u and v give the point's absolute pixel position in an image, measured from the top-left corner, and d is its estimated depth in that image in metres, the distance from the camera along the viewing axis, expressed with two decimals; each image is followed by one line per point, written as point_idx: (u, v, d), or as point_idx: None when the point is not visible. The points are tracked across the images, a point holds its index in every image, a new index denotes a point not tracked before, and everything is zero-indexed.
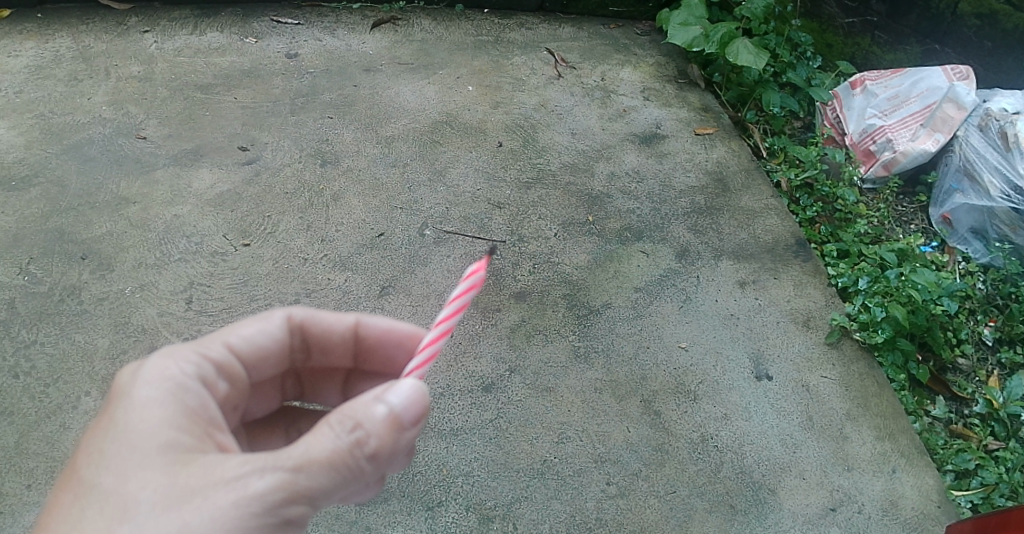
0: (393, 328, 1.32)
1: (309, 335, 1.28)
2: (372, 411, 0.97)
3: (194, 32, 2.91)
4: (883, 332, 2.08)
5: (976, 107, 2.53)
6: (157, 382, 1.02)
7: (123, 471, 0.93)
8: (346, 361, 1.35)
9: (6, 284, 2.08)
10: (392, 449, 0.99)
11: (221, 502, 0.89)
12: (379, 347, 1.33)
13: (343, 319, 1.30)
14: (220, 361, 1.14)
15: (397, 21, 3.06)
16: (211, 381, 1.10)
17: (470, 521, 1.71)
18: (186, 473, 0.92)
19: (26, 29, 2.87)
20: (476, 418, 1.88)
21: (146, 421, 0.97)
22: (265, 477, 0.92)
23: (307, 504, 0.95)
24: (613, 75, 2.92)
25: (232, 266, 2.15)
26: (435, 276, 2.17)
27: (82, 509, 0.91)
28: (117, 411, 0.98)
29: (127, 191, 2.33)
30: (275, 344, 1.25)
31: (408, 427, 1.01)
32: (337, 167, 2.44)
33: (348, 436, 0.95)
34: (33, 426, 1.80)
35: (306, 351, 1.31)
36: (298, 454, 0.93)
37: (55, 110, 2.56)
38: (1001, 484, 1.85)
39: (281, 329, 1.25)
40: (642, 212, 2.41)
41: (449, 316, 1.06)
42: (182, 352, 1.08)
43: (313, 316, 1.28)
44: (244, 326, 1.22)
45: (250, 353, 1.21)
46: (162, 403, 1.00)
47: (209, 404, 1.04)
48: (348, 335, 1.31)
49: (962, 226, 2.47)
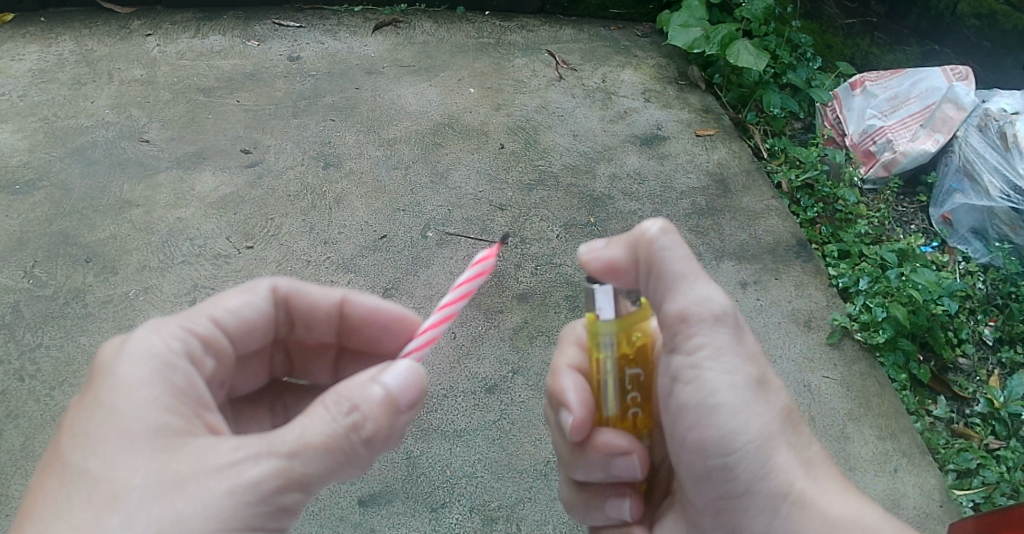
0: (381, 308, 1.33)
1: (294, 309, 1.31)
2: (367, 393, 0.98)
3: (197, 36, 2.92)
4: (884, 332, 2.09)
5: (976, 107, 2.55)
6: (143, 360, 1.02)
7: (110, 456, 0.92)
8: (332, 337, 1.37)
9: (11, 287, 2.09)
10: (387, 433, 1.01)
11: (216, 489, 0.89)
12: (367, 326, 1.34)
13: (329, 295, 1.32)
14: (206, 337, 1.15)
15: (399, 24, 3.07)
16: (198, 359, 1.10)
17: (474, 522, 1.72)
18: (177, 459, 0.92)
19: (29, 33, 2.88)
20: (480, 420, 1.89)
21: (133, 403, 0.97)
22: (259, 465, 0.92)
23: (302, 491, 0.95)
24: (614, 76, 2.93)
25: (236, 269, 2.16)
26: (438, 277, 2.18)
27: (69, 496, 0.90)
28: (103, 391, 0.98)
29: (130, 195, 2.34)
30: (261, 317, 1.26)
31: (403, 411, 1.02)
32: (340, 170, 2.45)
33: (343, 420, 0.96)
34: (39, 429, 1.81)
35: (291, 324, 1.33)
36: (292, 438, 0.94)
37: (59, 113, 2.57)
38: (1002, 483, 1.87)
39: (266, 301, 1.27)
40: (644, 214, 2.42)
41: (454, 301, 1.07)
42: (168, 328, 1.09)
43: (299, 289, 1.30)
44: (230, 299, 1.23)
45: (236, 327, 1.23)
46: (149, 383, 1.00)
47: (197, 383, 1.05)
48: (334, 311, 1.33)
49: (963, 226, 2.47)
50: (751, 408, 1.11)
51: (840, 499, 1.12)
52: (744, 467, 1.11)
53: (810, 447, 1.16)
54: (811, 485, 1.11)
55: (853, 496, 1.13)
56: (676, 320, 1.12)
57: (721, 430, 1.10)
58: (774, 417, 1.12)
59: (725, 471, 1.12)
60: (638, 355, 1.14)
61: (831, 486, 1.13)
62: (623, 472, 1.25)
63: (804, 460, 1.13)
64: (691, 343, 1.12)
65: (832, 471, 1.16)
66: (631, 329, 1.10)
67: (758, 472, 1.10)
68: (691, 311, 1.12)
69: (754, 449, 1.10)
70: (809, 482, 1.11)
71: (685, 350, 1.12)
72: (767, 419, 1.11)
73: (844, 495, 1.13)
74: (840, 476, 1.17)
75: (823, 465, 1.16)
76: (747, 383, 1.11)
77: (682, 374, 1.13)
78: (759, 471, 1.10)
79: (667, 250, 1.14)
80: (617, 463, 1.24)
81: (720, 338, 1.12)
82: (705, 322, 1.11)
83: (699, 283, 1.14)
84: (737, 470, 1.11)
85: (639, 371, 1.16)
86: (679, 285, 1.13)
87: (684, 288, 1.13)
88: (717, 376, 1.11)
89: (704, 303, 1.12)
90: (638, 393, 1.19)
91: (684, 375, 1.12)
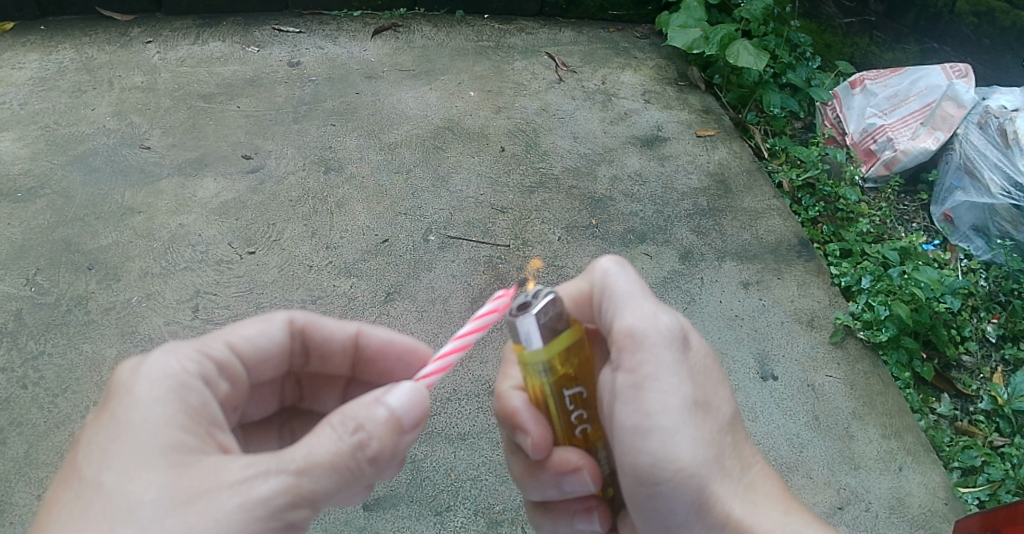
0: (394, 340, 1.33)
1: (310, 341, 1.30)
2: (374, 413, 0.98)
3: (197, 42, 2.92)
4: (887, 330, 2.09)
5: (976, 104, 2.54)
6: (158, 380, 1.02)
7: (125, 471, 0.92)
8: (344, 369, 1.36)
9: (13, 295, 2.09)
10: (392, 451, 1.00)
11: (226, 505, 0.90)
12: (382, 357, 1.34)
13: (345, 328, 1.31)
14: (221, 361, 1.15)
15: (398, 28, 3.07)
16: (213, 381, 1.10)
17: (479, 525, 1.72)
18: (190, 476, 0.92)
19: (29, 42, 2.88)
20: (484, 423, 1.89)
21: (148, 421, 0.97)
22: (269, 481, 0.92)
23: (310, 508, 0.95)
24: (614, 78, 2.93)
25: (238, 274, 2.16)
26: (440, 281, 2.18)
27: (83, 510, 0.90)
28: (118, 408, 0.98)
29: (132, 202, 2.34)
30: (276, 347, 1.26)
31: (407, 431, 1.02)
32: (341, 175, 2.45)
33: (349, 439, 0.96)
34: (44, 436, 1.81)
35: (306, 356, 1.32)
36: (299, 456, 0.94)
37: (60, 121, 2.57)
38: (1008, 480, 1.87)
39: (282, 332, 1.26)
40: (645, 215, 2.42)
41: (471, 331, 1.08)
42: (185, 350, 1.09)
43: (315, 322, 1.28)
44: (246, 326, 1.23)
45: (250, 355, 1.22)
46: (165, 403, 1.00)
47: (210, 404, 1.05)
48: (348, 344, 1.32)
49: (964, 223, 2.47)
50: (688, 431, 1.10)
51: (776, 522, 1.13)
52: (680, 494, 1.11)
53: (750, 466, 1.16)
54: (747, 509, 1.12)
55: (792, 517, 1.14)
56: (623, 338, 1.12)
57: (655, 456, 1.09)
58: (712, 444, 1.11)
59: (663, 497, 1.13)
60: (579, 374, 1.12)
61: (771, 507, 1.14)
62: (577, 486, 1.25)
63: (742, 484, 1.13)
64: (634, 363, 1.11)
65: (773, 488, 1.17)
66: (565, 351, 1.07)
67: (695, 498, 1.11)
68: (637, 328, 1.12)
69: (690, 476, 1.10)
70: (745, 507, 1.12)
71: (628, 370, 1.11)
72: (705, 443, 1.11)
73: (787, 519, 1.13)
74: (782, 491, 1.18)
75: (764, 486, 1.16)
76: (683, 406, 1.10)
77: (623, 393, 1.11)
78: (696, 498, 1.11)
79: (610, 279, 1.19)
80: (570, 479, 1.24)
81: (661, 358, 1.11)
82: (650, 342, 1.12)
83: (642, 303, 1.15)
84: (675, 496, 1.12)
85: (579, 390, 1.14)
86: (624, 307, 1.15)
87: (630, 308, 1.15)
88: (652, 399, 1.09)
89: (648, 320, 1.13)
90: (584, 410, 1.18)
91: (625, 394, 1.11)
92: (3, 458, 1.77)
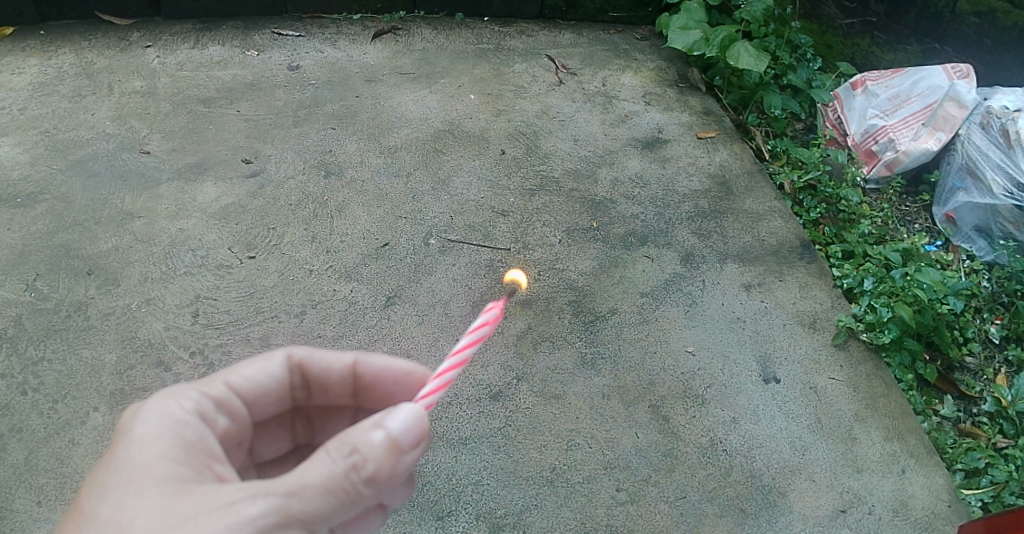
0: (391, 366, 1.31)
1: (310, 375, 1.29)
2: (369, 437, 0.98)
3: (196, 46, 2.92)
4: (890, 332, 2.08)
5: (977, 105, 2.52)
6: (156, 419, 1.03)
7: (121, 501, 0.93)
8: (348, 399, 1.35)
9: (13, 301, 2.09)
10: (392, 473, 0.99)
11: (214, 526, 0.89)
12: (381, 384, 1.32)
13: (343, 358, 1.30)
14: (220, 398, 1.15)
15: (398, 31, 3.07)
16: (212, 418, 1.10)
17: (481, 529, 1.71)
18: (181, 502, 0.92)
19: (29, 47, 2.88)
20: (486, 427, 1.88)
21: (144, 454, 0.98)
22: (259, 502, 0.92)
23: (305, 529, 0.94)
24: (614, 81, 2.92)
25: (239, 279, 2.16)
26: (441, 285, 2.17)
27: None
28: (117, 446, 1.00)
29: (132, 206, 2.34)
30: (276, 383, 1.25)
31: (407, 451, 1.00)
32: (341, 179, 2.45)
33: (344, 461, 0.95)
34: (43, 442, 1.80)
35: (308, 389, 1.31)
36: (292, 479, 0.94)
37: (60, 127, 2.57)
38: (1012, 482, 1.85)
39: (281, 369, 1.25)
40: (646, 217, 2.41)
41: (466, 346, 1.07)
42: (183, 391, 1.10)
43: (314, 355, 1.27)
44: (246, 365, 1.23)
45: (250, 392, 1.22)
46: (161, 438, 1.01)
47: (209, 439, 1.05)
48: (348, 374, 1.30)
49: (967, 224, 2.45)
50: None
51: None
52: None
53: None
54: None
55: None
56: None
57: None
58: None
59: None
60: None
61: None
62: None
63: None
64: None
65: None
66: None
67: None
68: None
69: None
70: None
71: None
72: None
73: None
74: None
75: None
76: None
77: None
78: None
79: None
80: None
81: None
82: None
83: None
84: None
85: None
86: None
87: None
88: None
89: None
90: None
91: None
92: (3, 465, 1.77)
